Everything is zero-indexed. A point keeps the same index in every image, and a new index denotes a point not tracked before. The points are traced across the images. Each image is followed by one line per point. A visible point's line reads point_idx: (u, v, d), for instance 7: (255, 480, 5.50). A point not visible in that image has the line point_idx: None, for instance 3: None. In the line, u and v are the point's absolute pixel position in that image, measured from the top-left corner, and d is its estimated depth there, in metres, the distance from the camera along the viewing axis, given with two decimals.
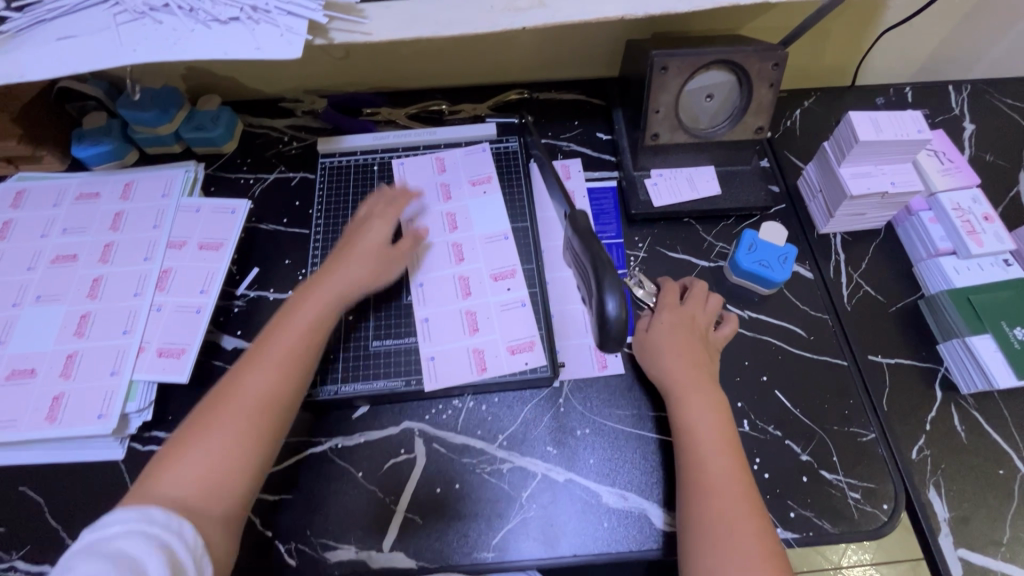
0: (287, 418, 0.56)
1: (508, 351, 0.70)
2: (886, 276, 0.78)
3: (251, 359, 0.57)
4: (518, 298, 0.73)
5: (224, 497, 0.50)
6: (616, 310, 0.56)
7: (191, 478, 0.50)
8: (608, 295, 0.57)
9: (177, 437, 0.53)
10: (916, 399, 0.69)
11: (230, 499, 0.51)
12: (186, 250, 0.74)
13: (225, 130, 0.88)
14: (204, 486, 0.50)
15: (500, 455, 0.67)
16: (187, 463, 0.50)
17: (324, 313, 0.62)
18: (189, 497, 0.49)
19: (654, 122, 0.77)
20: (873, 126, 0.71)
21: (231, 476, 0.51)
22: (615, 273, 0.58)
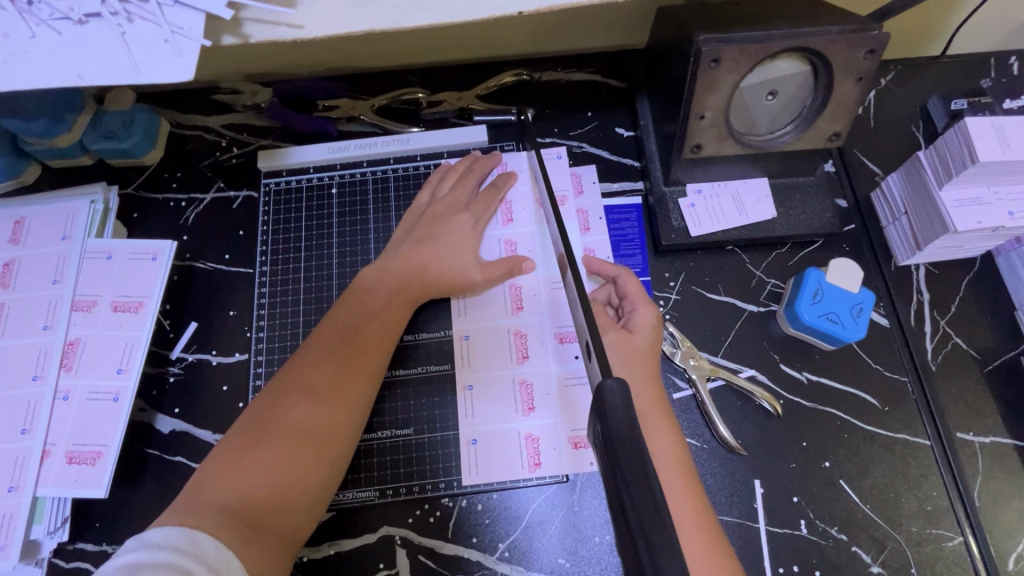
0: (343, 433, 0.52)
1: (570, 445, 0.56)
2: (981, 322, 0.62)
3: (309, 364, 0.53)
4: (584, 373, 0.58)
5: (270, 529, 0.47)
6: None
7: (240, 496, 0.47)
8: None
9: (233, 437, 0.50)
10: (1013, 490, 0.56)
11: (274, 542, 0.47)
12: (96, 314, 0.58)
13: (143, 139, 0.69)
14: (254, 496, 0.47)
15: (501, 571, 0.54)
16: (239, 469, 0.48)
17: (387, 317, 0.57)
18: (236, 514, 0.46)
19: (696, 130, 0.58)
20: (997, 138, 0.53)
21: (279, 511, 0.48)
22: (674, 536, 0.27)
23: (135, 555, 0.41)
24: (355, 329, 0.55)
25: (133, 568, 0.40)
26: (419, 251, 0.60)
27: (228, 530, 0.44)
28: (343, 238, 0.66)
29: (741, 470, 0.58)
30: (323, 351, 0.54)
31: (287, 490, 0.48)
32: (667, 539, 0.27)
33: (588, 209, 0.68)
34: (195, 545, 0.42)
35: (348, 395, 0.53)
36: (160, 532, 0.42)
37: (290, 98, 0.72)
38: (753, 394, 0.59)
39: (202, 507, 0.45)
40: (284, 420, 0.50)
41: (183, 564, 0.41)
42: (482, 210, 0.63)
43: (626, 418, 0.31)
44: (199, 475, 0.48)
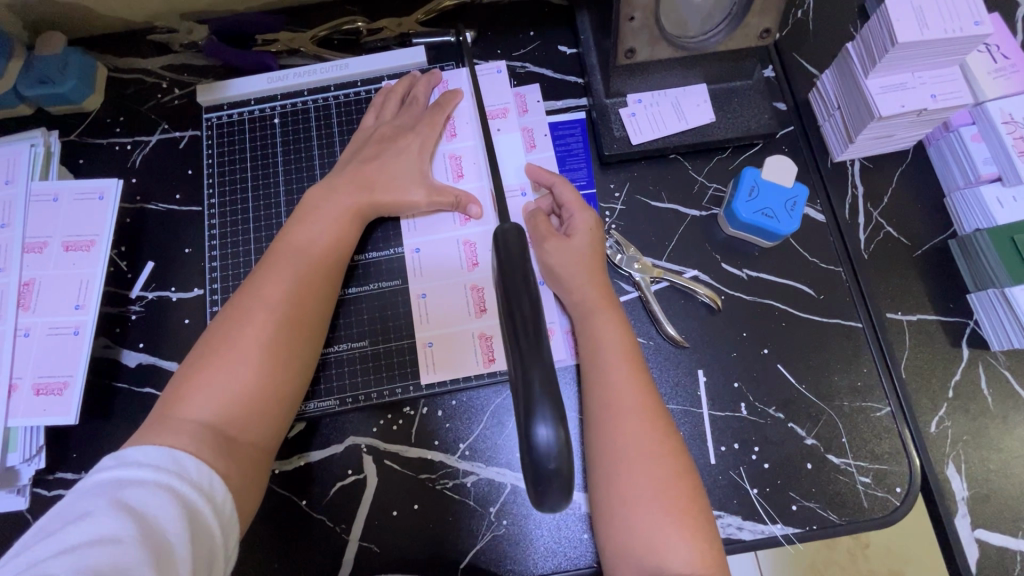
0: (308, 345, 0.54)
1: None
2: (912, 210, 0.64)
3: (264, 281, 0.54)
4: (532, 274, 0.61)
5: (249, 440, 0.49)
6: (552, 446, 0.29)
7: (218, 412, 0.48)
8: (536, 420, 0.29)
9: (195, 358, 0.50)
10: (938, 361, 0.60)
11: (254, 451, 0.49)
12: (49, 254, 0.59)
13: (79, 81, 0.68)
14: (230, 410, 0.48)
15: (462, 468, 0.58)
16: (212, 386, 0.48)
17: (339, 234, 0.58)
18: (216, 428, 0.47)
19: (627, 33, 0.58)
20: (916, 18, 0.54)
21: (256, 424, 0.50)
22: (543, 349, 0.31)
23: (117, 472, 0.41)
24: (308, 252, 0.56)
25: (118, 483, 0.40)
26: (365, 170, 0.60)
27: (209, 440, 0.46)
28: (289, 167, 0.66)
29: (685, 362, 0.61)
30: (279, 272, 0.54)
31: (264, 402, 0.50)
32: (537, 349, 0.31)
33: (533, 126, 0.68)
34: (178, 464, 0.43)
35: (309, 314, 0.54)
36: (140, 451, 0.43)
37: (227, 34, 0.71)
38: (695, 291, 0.62)
39: (180, 424, 0.46)
40: (249, 339, 0.51)
41: (168, 483, 0.41)
42: (429, 131, 0.63)
43: (520, 264, 0.35)
44: (167, 398, 0.49)
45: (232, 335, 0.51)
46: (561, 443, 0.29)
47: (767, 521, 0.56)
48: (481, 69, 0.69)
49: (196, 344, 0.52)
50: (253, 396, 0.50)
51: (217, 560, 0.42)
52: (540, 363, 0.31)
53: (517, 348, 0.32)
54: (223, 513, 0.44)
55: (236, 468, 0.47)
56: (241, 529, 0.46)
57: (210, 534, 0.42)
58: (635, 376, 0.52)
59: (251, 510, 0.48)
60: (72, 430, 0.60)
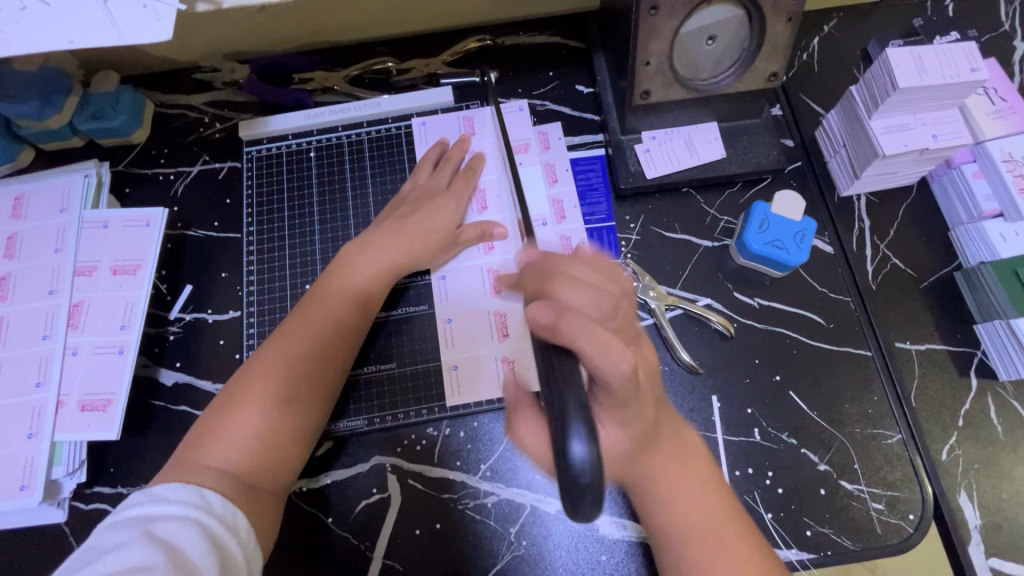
0: (325, 400, 0.56)
1: None
2: (917, 243, 0.67)
3: (289, 334, 0.56)
4: None
5: (265, 489, 0.51)
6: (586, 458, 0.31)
7: (241, 459, 0.50)
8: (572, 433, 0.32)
9: (219, 405, 0.53)
10: (947, 390, 0.61)
11: (269, 496, 0.51)
12: (97, 277, 0.63)
13: (129, 117, 0.73)
14: (249, 461, 0.50)
15: (483, 488, 0.60)
16: (233, 436, 0.51)
17: (361, 291, 0.60)
18: (236, 477, 0.49)
19: (643, 76, 0.62)
20: (915, 65, 0.58)
21: (272, 475, 0.52)
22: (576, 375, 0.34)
23: (145, 508, 0.43)
24: (336, 304, 0.59)
25: (148, 517, 0.43)
26: (394, 225, 0.63)
27: (229, 489, 0.48)
28: (322, 198, 0.70)
29: (700, 388, 0.63)
30: (310, 324, 0.57)
31: (280, 456, 0.52)
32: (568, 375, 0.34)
33: (555, 162, 0.72)
34: (204, 499, 0.45)
35: (329, 371, 0.57)
36: (168, 488, 0.45)
37: (267, 73, 0.76)
38: (708, 319, 0.64)
39: (202, 469, 0.48)
40: (270, 391, 0.53)
41: (196, 515, 0.44)
42: (462, 189, 0.67)
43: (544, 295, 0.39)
44: (193, 439, 0.51)
45: (256, 386, 0.53)
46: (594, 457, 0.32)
47: (782, 546, 0.57)
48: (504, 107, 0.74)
49: (224, 387, 0.55)
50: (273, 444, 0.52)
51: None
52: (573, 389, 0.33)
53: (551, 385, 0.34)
54: (246, 547, 0.46)
55: (254, 505, 0.49)
56: (263, 561, 0.48)
57: (237, 565, 0.44)
58: (683, 451, 0.49)
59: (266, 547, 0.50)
60: (111, 445, 0.62)
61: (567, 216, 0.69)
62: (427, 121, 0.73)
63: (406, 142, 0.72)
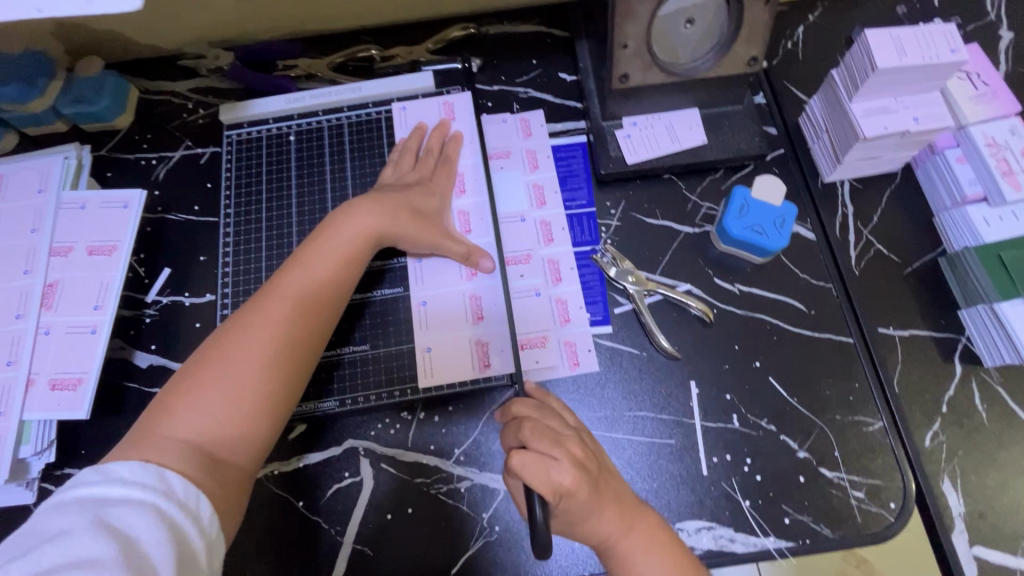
0: (298, 371, 0.54)
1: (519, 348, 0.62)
2: (900, 230, 0.66)
3: (262, 304, 0.55)
4: (532, 288, 0.65)
5: (233, 462, 0.50)
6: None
7: (202, 433, 0.49)
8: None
9: (185, 375, 0.51)
10: (931, 378, 0.60)
11: (234, 474, 0.50)
12: (73, 257, 0.63)
13: (112, 101, 0.74)
14: (214, 432, 0.49)
15: (456, 473, 0.59)
16: (197, 407, 0.49)
17: (341, 260, 0.58)
18: (199, 449, 0.48)
19: (622, 59, 0.62)
20: (895, 47, 0.57)
21: (240, 448, 0.50)
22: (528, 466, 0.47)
23: (100, 490, 0.42)
24: (313, 277, 0.57)
25: (101, 502, 0.41)
26: (371, 201, 0.61)
27: (190, 462, 0.47)
28: (302, 181, 0.70)
29: (679, 374, 0.62)
30: (283, 297, 0.55)
31: (248, 427, 0.51)
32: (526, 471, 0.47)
33: (536, 149, 0.71)
34: (164, 483, 0.44)
35: (304, 342, 0.55)
36: (126, 468, 0.44)
37: (251, 60, 0.77)
38: (687, 304, 0.63)
39: (161, 442, 0.47)
40: (238, 361, 0.51)
41: (153, 503, 0.42)
42: (444, 180, 0.67)
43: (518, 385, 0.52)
44: (156, 409, 0.50)
45: (223, 356, 0.51)
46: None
47: (760, 534, 0.56)
48: (487, 115, 0.73)
49: (191, 358, 0.53)
50: (237, 418, 0.50)
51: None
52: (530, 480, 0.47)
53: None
54: (209, 537, 0.45)
55: (219, 486, 0.48)
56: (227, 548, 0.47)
57: (196, 555, 0.43)
58: (636, 526, 0.49)
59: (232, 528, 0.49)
60: (82, 426, 0.62)
61: (546, 201, 0.69)
62: (407, 106, 0.72)
63: (386, 126, 0.72)
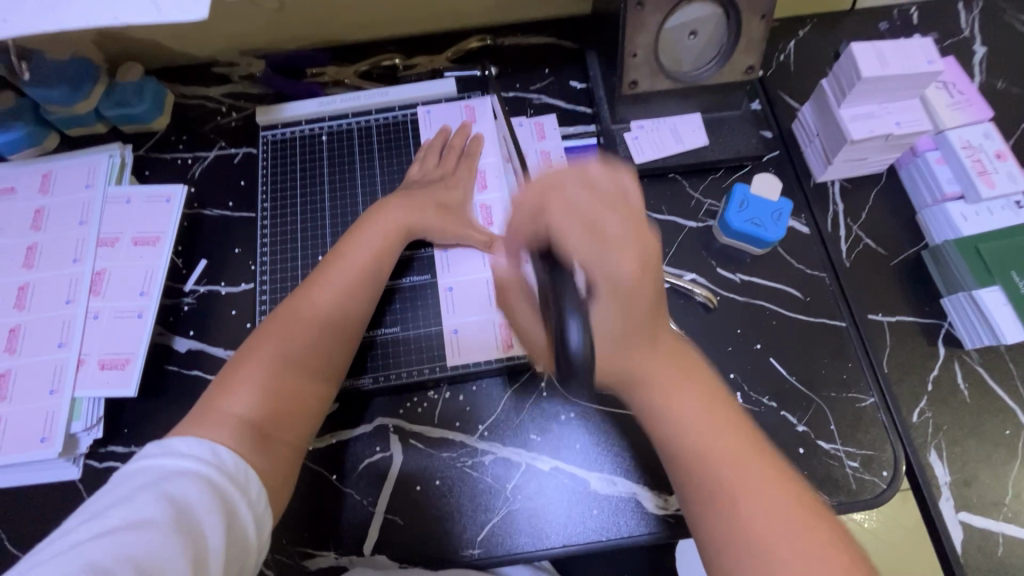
0: (339, 354, 0.60)
1: None
2: (886, 225, 0.72)
3: (304, 296, 0.60)
4: None
5: (283, 439, 0.54)
6: (581, 341, 0.39)
7: (255, 409, 0.53)
8: (568, 317, 0.39)
9: (238, 361, 0.56)
10: (917, 359, 0.65)
11: (284, 449, 0.54)
12: (120, 247, 0.67)
13: (152, 105, 0.78)
14: (267, 409, 0.54)
15: (481, 447, 0.63)
16: (251, 386, 0.54)
17: (376, 253, 0.64)
18: (253, 425, 0.52)
19: (631, 67, 0.68)
20: (877, 58, 0.63)
21: (289, 425, 0.55)
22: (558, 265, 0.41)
23: (162, 461, 0.46)
24: (352, 267, 0.63)
25: (163, 473, 0.45)
26: (399, 200, 0.68)
27: (246, 434, 0.51)
28: (333, 179, 0.75)
29: None
30: (324, 286, 0.61)
31: (294, 406, 0.56)
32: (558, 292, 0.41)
33: (550, 150, 0.77)
34: (217, 457, 0.48)
35: (344, 327, 0.61)
36: (184, 442, 0.48)
37: (282, 67, 0.82)
38: (693, 291, 0.68)
39: (221, 418, 0.51)
40: (287, 344, 0.57)
41: (207, 475, 0.46)
42: (468, 176, 0.72)
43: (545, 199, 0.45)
44: (210, 393, 0.54)
45: (272, 341, 0.57)
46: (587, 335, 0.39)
47: None
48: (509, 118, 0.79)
49: (241, 347, 0.58)
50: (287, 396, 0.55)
51: (250, 552, 0.46)
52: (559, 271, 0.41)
53: (552, 267, 0.42)
54: (258, 509, 0.48)
55: (268, 462, 0.51)
56: (273, 522, 0.50)
57: (245, 529, 0.46)
58: (686, 385, 0.47)
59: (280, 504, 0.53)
60: (126, 407, 0.65)
61: None
62: (431, 110, 0.77)
63: (412, 129, 0.77)
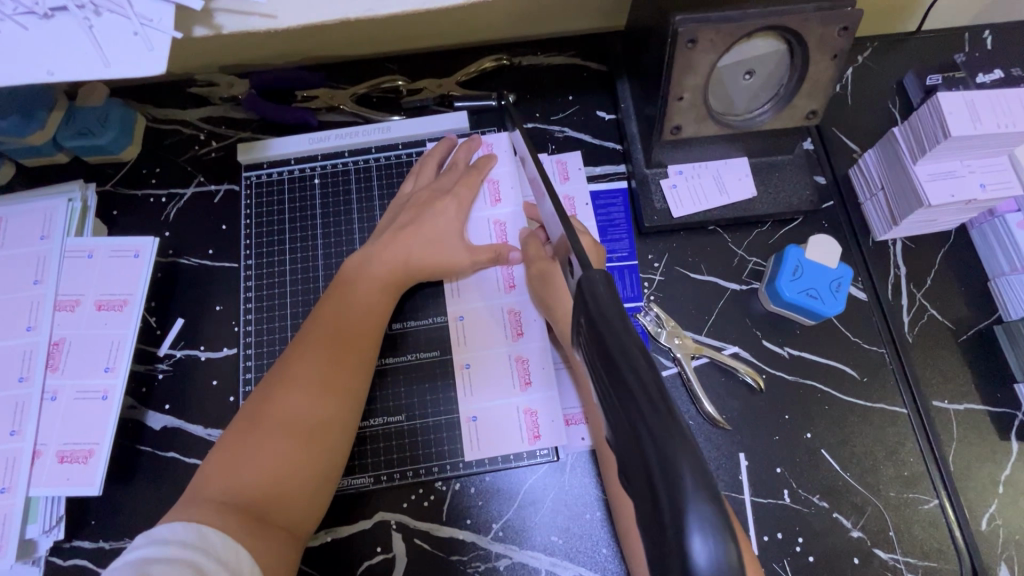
0: (344, 417, 0.53)
1: (565, 421, 0.59)
2: (955, 294, 0.63)
3: (297, 351, 0.54)
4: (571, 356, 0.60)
5: (280, 520, 0.49)
6: (713, 567, 0.26)
7: (245, 492, 0.48)
8: (689, 530, 0.27)
9: (230, 433, 0.51)
10: (987, 454, 0.58)
11: (282, 534, 0.48)
12: (81, 312, 0.58)
13: (119, 134, 0.68)
14: (257, 488, 0.48)
15: (495, 550, 0.56)
16: (239, 463, 0.49)
17: (377, 295, 0.58)
18: (242, 508, 0.47)
19: (675, 111, 0.58)
20: (968, 112, 0.55)
21: (287, 502, 0.49)
22: (691, 458, 0.28)
23: (145, 549, 0.41)
24: (349, 311, 0.57)
25: (145, 560, 0.40)
26: (397, 235, 0.60)
27: (233, 520, 0.45)
28: (327, 229, 0.66)
29: (726, 444, 0.59)
30: (318, 337, 0.55)
31: (288, 482, 0.50)
32: (678, 447, 0.28)
33: (574, 195, 0.68)
34: (205, 539, 0.43)
35: (345, 383, 0.54)
36: (168, 527, 0.43)
37: (268, 89, 0.71)
38: (736, 369, 0.60)
39: (209, 503, 0.46)
40: (280, 410, 0.51)
41: (194, 558, 0.41)
42: (464, 192, 0.63)
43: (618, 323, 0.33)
44: (201, 474, 0.49)
45: (263, 408, 0.52)
46: (723, 560, 0.26)
47: None
48: None
49: (233, 418, 0.53)
50: (281, 470, 0.49)
51: None
52: (684, 451, 0.28)
53: (641, 422, 0.30)
54: None
55: (265, 549, 0.46)
56: None
57: None
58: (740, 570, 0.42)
59: None
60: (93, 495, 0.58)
61: None
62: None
63: None
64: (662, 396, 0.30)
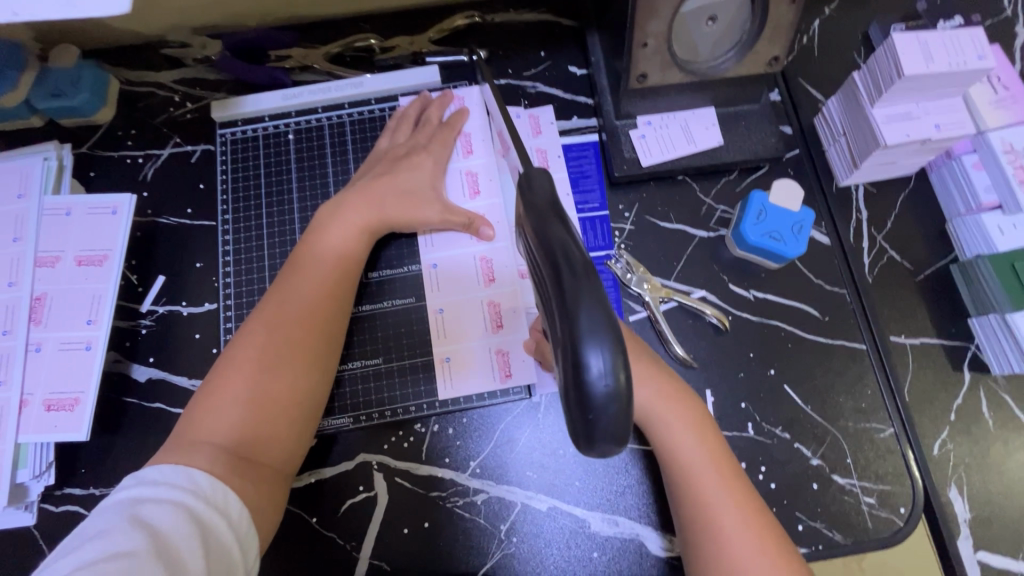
0: (322, 360, 0.55)
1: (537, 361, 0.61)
2: (914, 236, 0.66)
3: (274, 299, 0.56)
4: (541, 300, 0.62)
5: (265, 461, 0.51)
6: (606, 379, 0.30)
7: (231, 437, 0.49)
8: (589, 352, 0.30)
9: (210, 381, 0.53)
10: (940, 385, 0.61)
11: (270, 474, 0.50)
12: (61, 268, 0.59)
13: (92, 94, 0.68)
14: (240, 431, 0.50)
15: (473, 486, 0.58)
16: (221, 409, 0.50)
17: (352, 242, 0.59)
18: (229, 452, 0.49)
19: (641, 58, 0.59)
20: (921, 52, 0.57)
21: (271, 444, 0.51)
22: (596, 295, 0.31)
23: (136, 491, 0.43)
24: (324, 260, 0.58)
25: (137, 502, 0.42)
26: (372, 188, 0.61)
27: (221, 464, 0.47)
28: (302, 184, 0.67)
29: (694, 382, 0.61)
30: (295, 286, 0.56)
31: (270, 425, 0.51)
32: (591, 293, 0.31)
33: (546, 149, 0.69)
34: (192, 482, 0.45)
35: (321, 328, 0.55)
36: (157, 470, 0.45)
37: (240, 49, 0.71)
38: (703, 311, 0.62)
39: (194, 447, 0.48)
40: (259, 357, 0.53)
41: (182, 500, 0.43)
42: (440, 150, 0.65)
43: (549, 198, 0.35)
44: (184, 422, 0.51)
45: (242, 355, 0.53)
46: (615, 376, 0.30)
47: None
48: None
49: (212, 367, 0.54)
50: (263, 414, 0.51)
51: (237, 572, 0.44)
52: (594, 298, 0.31)
53: (558, 281, 0.32)
54: (240, 533, 0.45)
55: (252, 486, 0.48)
56: (258, 542, 0.47)
57: (228, 548, 0.44)
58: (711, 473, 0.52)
59: (270, 526, 0.50)
60: (82, 443, 0.59)
61: None
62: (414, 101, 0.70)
63: None
64: (583, 258, 0.32)
